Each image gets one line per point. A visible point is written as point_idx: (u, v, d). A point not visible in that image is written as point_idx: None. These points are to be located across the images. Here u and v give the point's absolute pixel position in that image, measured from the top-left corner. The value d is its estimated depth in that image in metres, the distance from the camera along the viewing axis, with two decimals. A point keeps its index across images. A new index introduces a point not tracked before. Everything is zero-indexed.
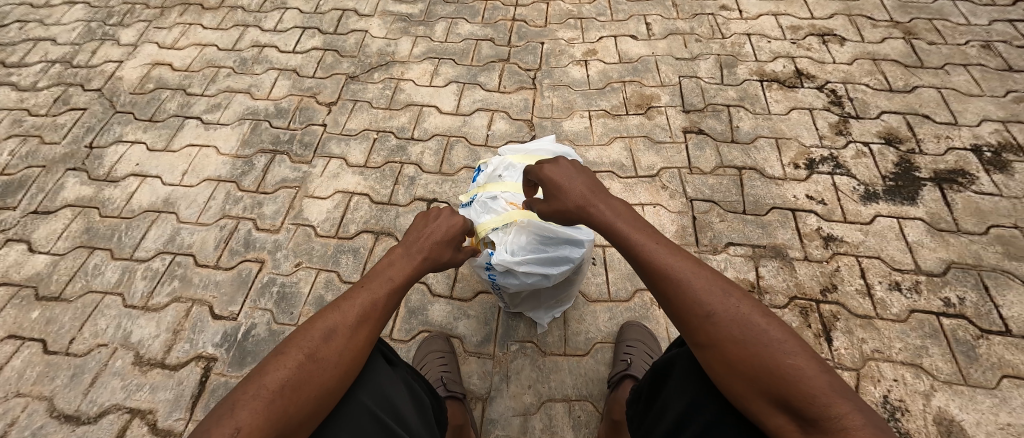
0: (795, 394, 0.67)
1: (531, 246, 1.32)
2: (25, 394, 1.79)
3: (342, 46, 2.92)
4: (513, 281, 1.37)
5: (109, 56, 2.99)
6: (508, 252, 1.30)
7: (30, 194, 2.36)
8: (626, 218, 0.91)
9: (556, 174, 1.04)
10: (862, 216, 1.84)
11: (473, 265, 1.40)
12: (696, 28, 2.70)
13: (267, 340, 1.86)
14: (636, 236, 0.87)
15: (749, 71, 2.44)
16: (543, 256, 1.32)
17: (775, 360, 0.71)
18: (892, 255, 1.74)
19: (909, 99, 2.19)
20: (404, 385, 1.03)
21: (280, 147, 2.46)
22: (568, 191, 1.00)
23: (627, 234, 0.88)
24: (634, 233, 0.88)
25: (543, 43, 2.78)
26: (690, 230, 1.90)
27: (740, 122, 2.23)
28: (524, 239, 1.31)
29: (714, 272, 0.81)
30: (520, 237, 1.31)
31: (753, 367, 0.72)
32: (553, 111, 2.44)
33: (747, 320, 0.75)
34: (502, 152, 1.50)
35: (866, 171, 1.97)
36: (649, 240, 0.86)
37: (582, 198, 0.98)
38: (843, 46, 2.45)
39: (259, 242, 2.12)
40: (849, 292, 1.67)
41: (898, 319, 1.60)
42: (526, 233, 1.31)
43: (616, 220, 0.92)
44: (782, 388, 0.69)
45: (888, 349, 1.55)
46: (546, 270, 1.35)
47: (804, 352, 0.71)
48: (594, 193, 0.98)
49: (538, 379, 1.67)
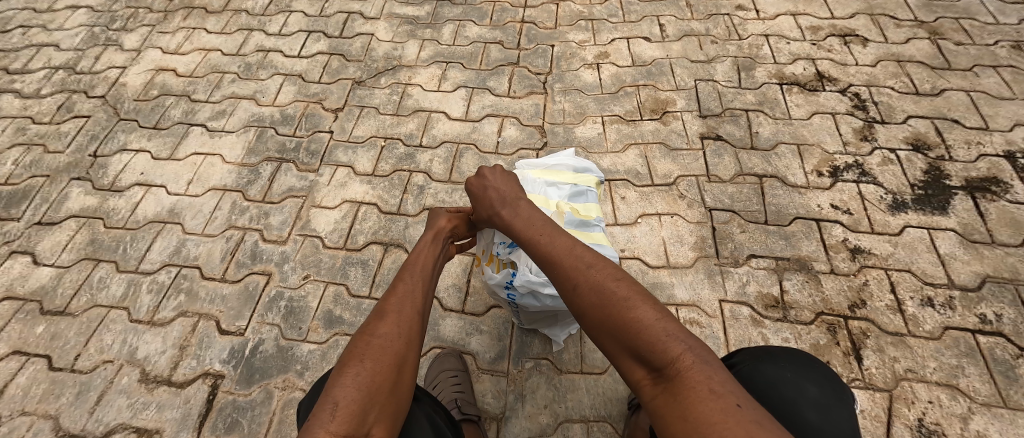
0: (644, 342, 0.78)
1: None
2: (30, 413, 1.74)
3: (348, 50, 2.87)
4: (533, 302, 1.34)
5: (112, 61, 2.95)
6: (531, 274, 1.27)
7: (34, 205, 2.32)
8: (523, 214, 1.13)
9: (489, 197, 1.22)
10: (891, 227, 1.77)
11: (492, 284, 1.37)
12: (711, 30, 2.63)
13: (275, 357, 1.81)
14: (533, 226, 1.08)
15: (767, 74, 2.36)
16: None
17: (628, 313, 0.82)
18: (923, 268, 1.67)
19: (937, 102, 2.11)
20: (428, 422, 1.02)
21: (286, 156, 2.41)
22: (487, 195, 1.22)
23: (523, 226, 1.09)
24: (532, 224, 1.09)
25: (554, 46, 2.72)
26: (709, 242, 1.83)
27: (760, 127, 2.16)
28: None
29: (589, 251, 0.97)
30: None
31: (613, 321, 0.83)
32: (564, 117, 2.38)
33: (608, 279, 0.88)
34: (519, 166, 1.45)
35: (894, 179, 1.90)
36: (534, 232, 1.06)
37: (495, 198, 1.21)
38: (866, 47, 2.37)
39: (266, 254, 2.08)
40: (879, 308, 1.60)
41: (932, 337, 1.53)
42: None
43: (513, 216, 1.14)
44: (635, 337, 0.79)
45: (922, 368, 1.47)
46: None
47: (654, 306, 0.83)
48: (511, 192, 1.21)
49: (554, 398, 1.61)
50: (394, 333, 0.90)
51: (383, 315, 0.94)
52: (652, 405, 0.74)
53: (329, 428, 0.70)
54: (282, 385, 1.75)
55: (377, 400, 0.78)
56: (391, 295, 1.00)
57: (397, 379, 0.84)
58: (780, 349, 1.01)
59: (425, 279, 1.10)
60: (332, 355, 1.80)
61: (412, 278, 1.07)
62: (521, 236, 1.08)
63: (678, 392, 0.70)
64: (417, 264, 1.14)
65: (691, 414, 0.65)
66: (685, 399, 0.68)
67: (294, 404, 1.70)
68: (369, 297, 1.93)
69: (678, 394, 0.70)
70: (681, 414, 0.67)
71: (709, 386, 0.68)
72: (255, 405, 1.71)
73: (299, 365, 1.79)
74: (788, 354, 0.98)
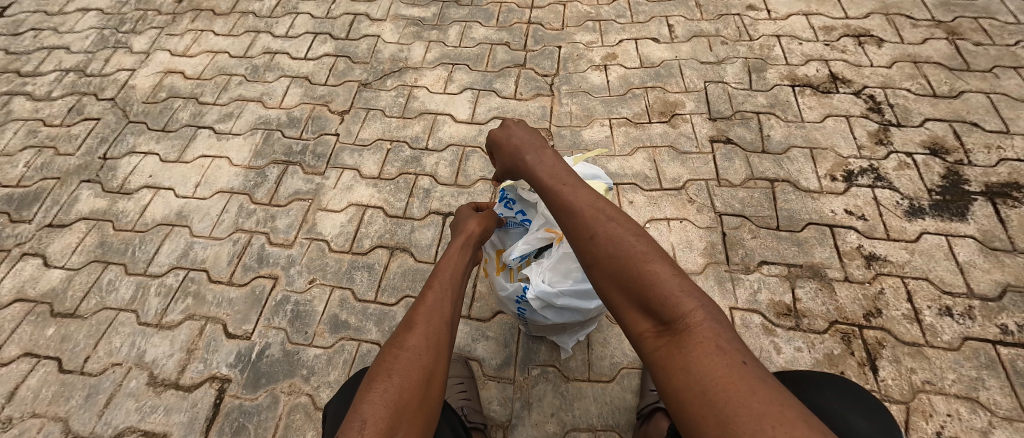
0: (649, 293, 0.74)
1: (569, 277, 1.27)
2: (39, 415, 1.74)
3: (354, 52, 2.86)
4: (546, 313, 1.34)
5: (121, 64, 2.96)
6: (544, 283, 1.26)
7: (45, 207, 2.33)
8: (534, 163, 1.07)
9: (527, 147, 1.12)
10: (907, 234, 1.73)
11: (503, 296, 1.38)
12: (721, 30, 2.58)
13: (281, 361, 1.80)
14: (552, 174, 1.01)
15: (779, 75, 2.32)
16: (579, 289, 1.27)
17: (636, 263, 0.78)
18: (941, 276, 1.62)
19: (955, 105, 2.05)
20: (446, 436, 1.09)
21: (292, 158, 2.40)
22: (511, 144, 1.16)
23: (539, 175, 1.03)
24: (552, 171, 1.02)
25: (561, 47, 2.69)
26: (719, 248, 1.80)
27: (772, 130, 2.12)
28: (562, 267, 1.26)
29: (608, 204, 0.92)
30: (559, 266, 1.26)
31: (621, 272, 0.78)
32: (571, 120, 2.35)
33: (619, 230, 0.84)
34: None
35: (910, 184, 1.85)
36: (553, 181, 0.99)
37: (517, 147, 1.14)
38: (881, 48, 2.32)
39: (272, 257, 2.07)
40: (895, 317, 1.56)
41: (951, 348, 1.48)
42: (566, 262, 1.25)
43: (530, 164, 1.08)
44: (640, 288, 0.75)
45: (940, 380, 1.43)
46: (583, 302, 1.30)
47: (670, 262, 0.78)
48: (535, 144, 1.14)
49: (561, 406, 1.59)
50: (423, 345, 0.87)
51: (411, 327, 0.92)
52: (655, 360, 0.70)
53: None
54: (288, 390, 1.73)
55: (408, 416, 0.76)
56: (421, 302, 0.98)
57: (427, 392, 0.82)
58: (821, 377, 1.00)
59: (453, 287, 1.09)
60: (337, 360, 1.78)
61: (442, 285, 1.06)
62: (539, 184, 1.02)
63: (687, 347, 0.66)
64: (446, 270, 1.13)
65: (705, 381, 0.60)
66: (699, 357, 0.64)
67: (300, 410, 1.69)
68: (375, 301, 1.92)
69: (688, 353, 0.65)
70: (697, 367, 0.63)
71: (716, 346, 0.65)
72: (261, 409, 1.70)
73: (304, 370, 1.77)
74: (827, 380, 0.98)
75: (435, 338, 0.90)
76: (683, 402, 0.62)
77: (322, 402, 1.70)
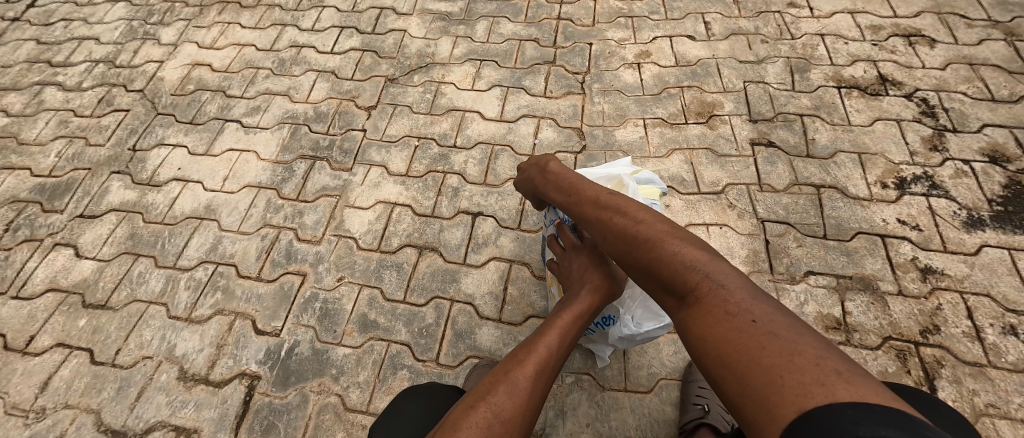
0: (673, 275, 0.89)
1: (656, 318, 1.26)
2: (73, 406, 1.74)
3: (380, 47, 2.83)
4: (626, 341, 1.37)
5: (150, 55, 2.97)
6: (631, 324, 1.28)
7: (76, 197, 2.34)
8: (568, 191, 1.27)
9: (569, 178, 1.31)
10: (966, 246, 1.63)
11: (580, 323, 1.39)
12: (761, 28, 2.49)
13: (311, 360, 1.77)
14: (586, 194, 1.21)
15: (824, 76, 2.23)
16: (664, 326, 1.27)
17: (659, 257, 0.93)
18: (1004, 292, 1.53)
19: (1016, 110, 1.95)
20: None
21: (320, 154, 2.38)
22: (557, 174, 1.36)
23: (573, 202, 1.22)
24: (584, 192, 1.22)
25: (592, 44, 2.62)
26: (762, 256, 1.73)
27: (817, 133, 2.04)
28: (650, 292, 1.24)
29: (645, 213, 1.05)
30: (647, 308, 1.25)
31: (647, 264, 0.95)
32: (604, 119, 2.29)
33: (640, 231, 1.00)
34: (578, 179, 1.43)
35: (969, 194, 1.75)
36: (593, 199, 1.17)
37: (557, 175, 1.36)
38: (933, 49, 2.22)
39: (300, 253, 2.04)
40: (955, 335, 1.47)
41: (1016, 370, 1.40)
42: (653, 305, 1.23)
43: (563, 196, 1.28)
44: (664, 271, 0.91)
45: (1005, 404, 1.35)
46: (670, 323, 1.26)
47: (688, 244, 0.93)
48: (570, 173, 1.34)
49: (597, 417, 1.53)
50: (509, 399, 0.95)
51: (504, 379, 0.99)
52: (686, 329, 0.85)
53: None
54: (317, 389, 1.70)
55: None
56: (522, 363, 1.02)
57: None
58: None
59: (557, 345, 1.11)
60: (367, 361, 1.75)
61: (546, 344, 1.09)
62: (583, 201, 1.20)
63: (708, 313, 0.81)
64: (557, 326, 1.14)
65: (722, 342, 0.76)
66: (716, 321, 0.79)
67: (330, 410, 1.66)
68: (403, 301, 1.88)
69: (706, 317, 0.81)
70: (715, 331, 0.78)
71: (727, 308, 0.79)
72: (291, 408, 1.67)
73: (334, 369, 1.74)
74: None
75: (527, 397, 0.98)
76: (711, 363, 0.77)
77: (352, 403, 1.67)
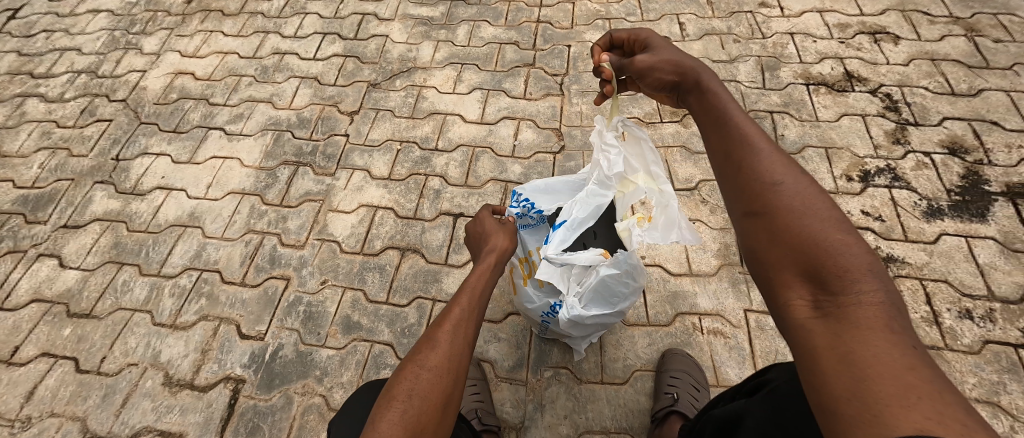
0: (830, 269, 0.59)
1: (598, 297, 1.34)
2: (59, 414, 1.75)
3: (362, 53, 2.86)
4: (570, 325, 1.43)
5: (132, 65, 2.98)
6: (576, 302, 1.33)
7: (59, 208, 2.35)
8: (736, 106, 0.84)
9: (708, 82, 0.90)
10: (926, 235, 1.70)
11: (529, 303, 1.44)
12: (734, 28, 2.56)
13: (294, 362, 1.80)
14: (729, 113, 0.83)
15: (793, 73, 2.30)
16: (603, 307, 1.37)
17: (817, 241, 0.61)
18: (961, 278, 1.60)
19: (975, 103, 2.02)
20: None
21: (303, 159, 2.41)
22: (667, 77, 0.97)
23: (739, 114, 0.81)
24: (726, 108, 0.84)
25: (570, 47, 2.68)
26: (734, 249, 1.80)
27: (786, 129, 2.10)
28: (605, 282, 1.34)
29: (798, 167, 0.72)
30: (595, 287, 1.31)
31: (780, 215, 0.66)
32: (582, 120, 2.35)
33: (809, 203, 0.66)
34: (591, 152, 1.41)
35: (928, 185, 1.82)
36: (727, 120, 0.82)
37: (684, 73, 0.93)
38: (897, 45, 2.29)
39: (284, 258, 2.07)
40: (915, 320, 1.52)
41: (972, 351, 1.46)
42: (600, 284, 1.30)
43: (732, 106, 0.84)
44: (817, 261, 0.60)
45: (961, 384, 1.41)
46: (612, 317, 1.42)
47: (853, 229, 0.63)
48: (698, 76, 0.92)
49: (574, 409, 1.58)
50: (445, 362, 0.81)
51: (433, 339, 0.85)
52: (805, 329, 0.57)
53: None
54: (301, 390, 1.74)
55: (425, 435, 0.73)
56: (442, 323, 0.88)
57: (442, 416, 0.77)
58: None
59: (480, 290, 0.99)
60: (350, 361, 1.79)
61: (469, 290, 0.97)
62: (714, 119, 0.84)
63: (863, 329, 0.52)
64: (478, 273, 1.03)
65: (868, 361, 0.48)
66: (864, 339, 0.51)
67: (314, 411, 1.69)
68: (386, 302, 1.92)
69: (856, 330, 0.52)
70: (853, 342, 0.51)
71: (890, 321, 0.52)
72: (275, 410, 1.71)
73: (318, 371, 1.77)
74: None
75: (457, 355, 0.83)
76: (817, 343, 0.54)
77: (335, 403, 1.70)
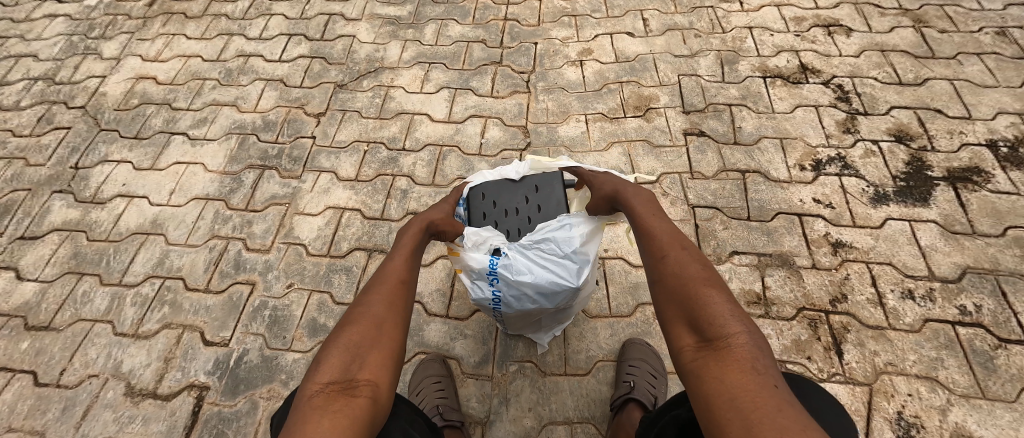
0: (703, 316, 0.80)
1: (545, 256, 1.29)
2: (17, 429, 1.72)
3: (329, 53, 2.84)
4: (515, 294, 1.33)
5: (91, 71, 2.91)
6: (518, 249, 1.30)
7: (16, 219, 2.30)
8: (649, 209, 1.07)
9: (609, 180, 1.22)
10: (872, 220, 1.81)
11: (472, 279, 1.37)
12: (695, 23, 2.60)
13: (260, 366, 1.79)
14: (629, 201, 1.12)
15: (752, 67, 2.35)
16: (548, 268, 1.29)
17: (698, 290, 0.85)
18: (904, 260, 1.71)
19: (920, 92, 2.13)
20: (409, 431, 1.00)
21: (269, 163, 2.39)
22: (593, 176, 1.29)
23: (640, 216, 1.05)
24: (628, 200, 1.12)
25: (537, 44, 2.69)
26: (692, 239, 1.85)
27: (743, 122, 2.16)
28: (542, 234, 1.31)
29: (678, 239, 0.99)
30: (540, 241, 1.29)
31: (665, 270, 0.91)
32: (548, 116, 2.37)
33: (687, 260, 0.92)
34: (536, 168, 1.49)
35: (876, 171, 1.93)
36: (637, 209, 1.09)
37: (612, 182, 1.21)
38: (850, 37, 2.37)
39: (249, 263, 2.06)
40: (860, 302, 1.64)
41: (912, 330, 1.57)
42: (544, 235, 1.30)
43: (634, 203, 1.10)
44: (698, 314, 0.80)
45: (901, 361, 1.52)
46: (556, 280, 1.29)
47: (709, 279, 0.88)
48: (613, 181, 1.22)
49: (538, 401, 1.61)
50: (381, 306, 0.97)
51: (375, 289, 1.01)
52: (689, 370, 0.75)
53: (318, 380, 0.81)
54: (267, 395, 1.73)
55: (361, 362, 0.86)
56: (389, 280, 1.03)
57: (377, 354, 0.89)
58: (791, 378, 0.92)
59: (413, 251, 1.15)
60: None
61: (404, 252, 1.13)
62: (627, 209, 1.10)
63: (723, 362, 0.71)
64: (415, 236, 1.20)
65: (716, 391, 0.68)
66: (722, 377, 0.69)
67: None
68: None
69: (716, 356, 0.73)
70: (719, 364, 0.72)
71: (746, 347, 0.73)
72: (241, 415, 1.70)
73: (284, 374, 1.77)
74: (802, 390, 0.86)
75: (389, 301, 0.99)
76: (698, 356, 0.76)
77: None
